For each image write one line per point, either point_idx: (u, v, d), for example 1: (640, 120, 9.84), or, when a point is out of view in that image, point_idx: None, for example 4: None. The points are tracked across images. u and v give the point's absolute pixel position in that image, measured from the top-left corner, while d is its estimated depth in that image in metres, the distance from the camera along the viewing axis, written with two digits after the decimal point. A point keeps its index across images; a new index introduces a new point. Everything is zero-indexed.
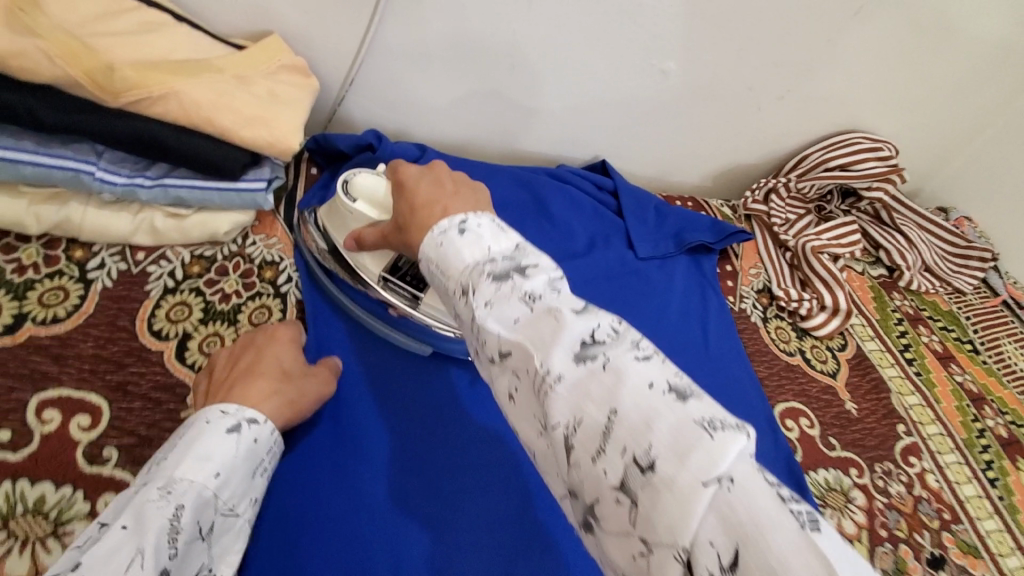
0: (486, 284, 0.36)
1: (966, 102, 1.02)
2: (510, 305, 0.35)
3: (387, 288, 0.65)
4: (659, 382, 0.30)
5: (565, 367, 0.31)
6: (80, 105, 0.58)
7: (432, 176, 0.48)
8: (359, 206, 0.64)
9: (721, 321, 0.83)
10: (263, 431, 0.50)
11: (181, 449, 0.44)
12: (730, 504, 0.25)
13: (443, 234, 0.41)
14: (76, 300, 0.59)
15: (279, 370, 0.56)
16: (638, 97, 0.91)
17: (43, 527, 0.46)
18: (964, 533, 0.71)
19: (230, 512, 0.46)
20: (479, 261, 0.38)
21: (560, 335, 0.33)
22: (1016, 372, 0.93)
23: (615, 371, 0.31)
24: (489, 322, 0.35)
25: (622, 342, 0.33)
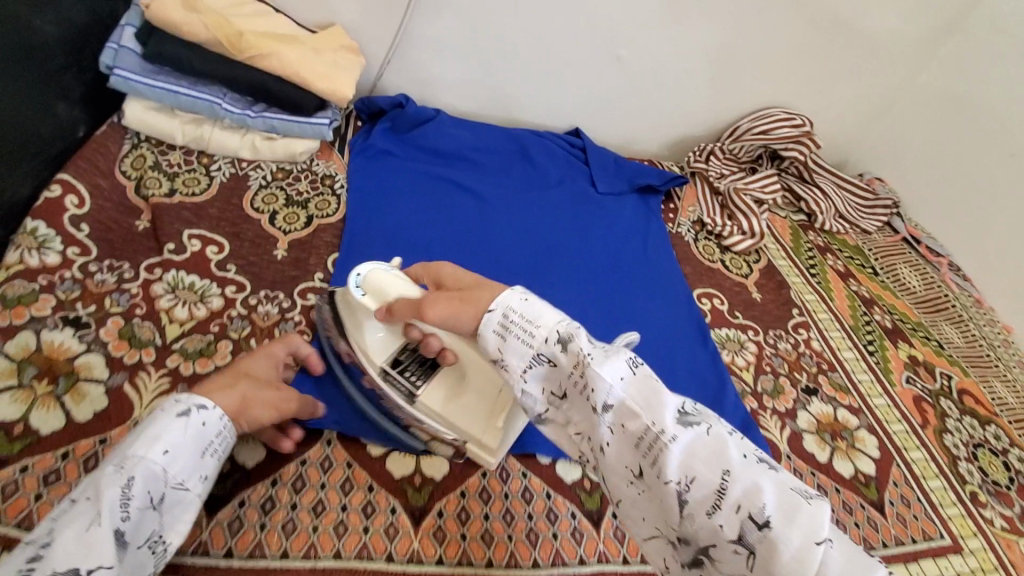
0: (583, 339, 0.48)
1: (867, 85, 1.29)
2: (619, 364, 0.46)
3: (387, 379, 0.69)
4: (750, 453, 0.44)
5: (678, 429, 0.44)
6: (217, 58, 0.89)
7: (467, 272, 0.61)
8: (366, 301, 0.66)
9: (659, 237, 1.09)
10: (213, 415, 0.56)
11: (137, 431, 0.52)
12: (832, 563, 0.38)
13: (521, 298, 0.51)
14: (206, 186, 0.89)
15: (244, 372, 0.64)
16: (602, 77, 1.21)
17: (194, 297, 0.74)
18: (838, 377, 0.92)
19: (180, 485, 0.52)
20: (562, 318, 0.50)
21: (666, 405, 0.45)
22: (910, 288, 1.15)
23: (717, 438, 0.44)
24: (603, 375, 0.45)
25: (708, 419, 0.46)
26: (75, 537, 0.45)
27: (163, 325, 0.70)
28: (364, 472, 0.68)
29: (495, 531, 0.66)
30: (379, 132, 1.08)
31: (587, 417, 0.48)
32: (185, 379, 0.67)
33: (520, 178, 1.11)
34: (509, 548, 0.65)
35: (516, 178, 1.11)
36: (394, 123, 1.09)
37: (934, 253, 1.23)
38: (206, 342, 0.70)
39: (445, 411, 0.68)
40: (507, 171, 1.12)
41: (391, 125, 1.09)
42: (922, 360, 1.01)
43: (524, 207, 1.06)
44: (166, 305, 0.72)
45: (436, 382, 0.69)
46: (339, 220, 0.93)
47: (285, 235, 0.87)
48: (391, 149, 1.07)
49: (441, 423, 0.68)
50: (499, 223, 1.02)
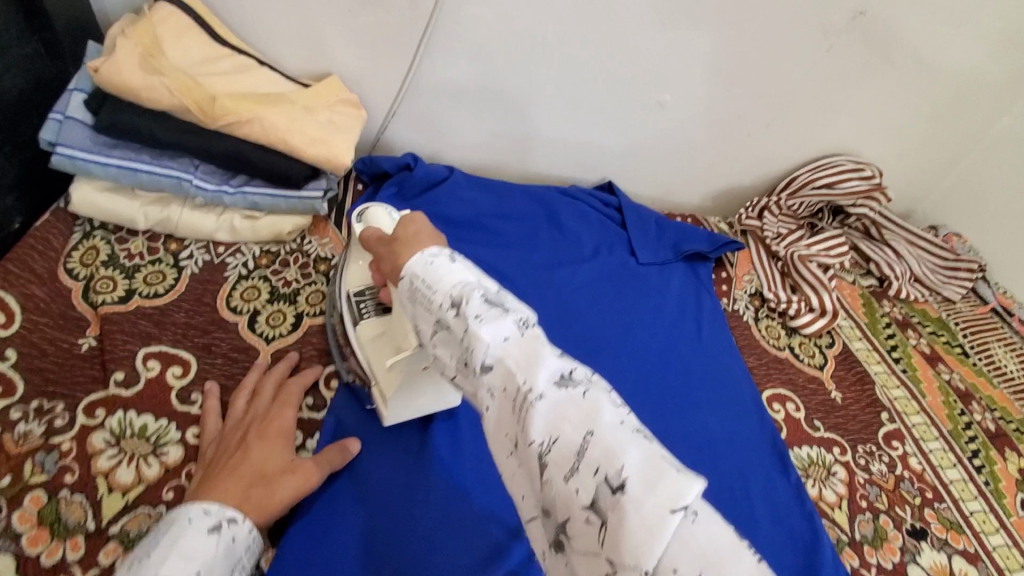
0: (477, 301, 0.43)
1: (945, 128, 1.12)
2: (504, 323, 0.42)
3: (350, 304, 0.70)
4: (628, 421, 0.38)
5: (548, 389, 0.39)
6: (185, 126, 0.74)
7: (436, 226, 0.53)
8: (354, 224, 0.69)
9: (714, 319, 0.92)
10: (243, 529, 0.50)
11: (163, 548, 0.46)
12: (686, 532, 0.33)
13: (428, 261, 0.47)
14: (171, 282, 0.73)
15: (256, 473, 0.54)
16: (640, 125, 1.05)
17: (146, 447, 0.58)
18: (947, 511, 0.76)
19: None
20: (466, 280, 0.45)
21: (544, 362, 0.40)
22: (1006, 373, 0.98)
23: (592, 402, 0.38)
24: (484, 336, 0.41)
25: (594, 384, 0.40)
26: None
27: (100, 497, 0.54)
28: None
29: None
30: (383, 200, 0.91)
31: (472, 383, 0.43)
32: None
33: (549, 250, 0.95)
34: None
35: (544, 252, 0.94)
36: (401, 189, 0.93)
37: None
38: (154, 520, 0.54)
39: (367, 346, 0.65)
40: (533, 242, 0.95)
41: (398, 190, 0.93)
42: None
43: (554, 292, 0.89)
44: (106, 465, 0.56)
45: (377, 320, 0.66)
46: None
47: (268, 343, 0.71)
48: None
49: (363, 357, 0.66)
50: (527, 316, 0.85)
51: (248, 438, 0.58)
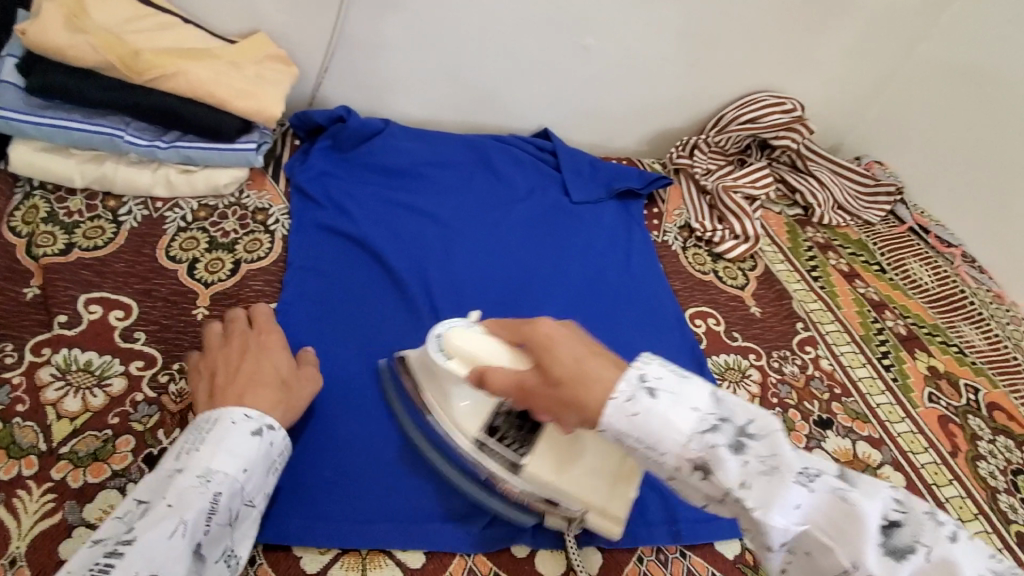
0: (731, 463, 0.40)
1: (863, 58, 1.17)
2: (787, 488, 0.39)
3: (483, 449, 0.62)
4: (984, 570, 0.37)
5: (881, 566, 0.37)
6: (113, 83, 0.77)
7: (578, 338, 0.47)
8: (457, 367, 0.59)
9: (644, 249, 0.98)
10: (279, 436, 0.56)
11: (212, 444, 0.51)
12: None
13: (626, 409, 0.42)
14: (111, 235, 0.76)
15: (277, 380, 0.60)
16: (570, 70, 1.08)
17: (91, 380, 0.62)
18: (854, 404, 0.82)
19: (249, 503, 0.52)
20: (704, 422, 0.41)
21: (862, 532, 0.38)
22: (921, 286, 1.04)
23: (942, 562, 0.37)
24: (777, 520, 0.39)
25: (913, 517, 0.39)
26: (160, 543, 0.44)
27: (50, 423, 0.58)
28: None
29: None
30: (318, 151, 0.95)
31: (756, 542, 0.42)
32: (72, 495, 0.55)
33: (485, 194, 0.99)
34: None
35: (479, 194, 0.99)
36: (336, 140, 0.96)
37: (944, 242, 1.11)
38: (100, 441, 0.58)
39: (553, 482, 0.59)
40: (468, 186, 0.99)
41: (333, 142, 0.96)
42: (943, 371, 0.89)
43: (488, 231, 0.94)
44: (54, 396, 0.60)
45: (539, 453, 0.60)
46: (273, 262, 0.80)
47: (206, 288, 0.74)
48: (333, 171, 0.94)
49: (545, 496, 0.60)
50: (462, 255, 0.89)
51: (250, 351, 0.62)
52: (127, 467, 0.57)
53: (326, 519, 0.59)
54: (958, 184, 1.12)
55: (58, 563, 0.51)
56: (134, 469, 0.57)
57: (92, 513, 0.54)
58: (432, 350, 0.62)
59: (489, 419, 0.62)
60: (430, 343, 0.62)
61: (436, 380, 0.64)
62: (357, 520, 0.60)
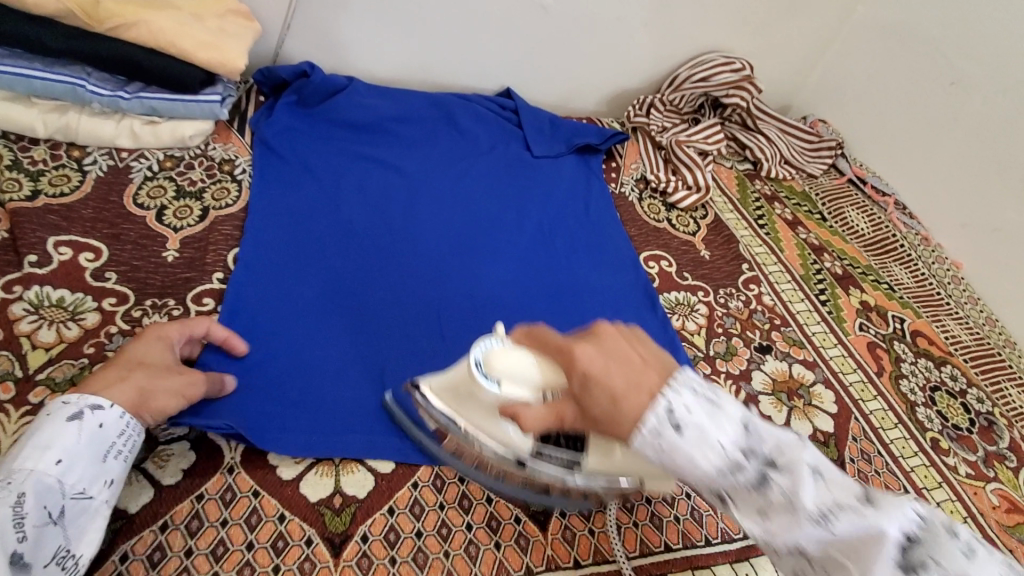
0: (756, 495, 0.40)
1: (808, 20, 1.23)
2: (800, 520, 0.39)
3: (541, 458, 0.58)
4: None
5: None
6: (72, 32, 0.77)
7: (614, 353, 0.48)
8: (507, 392, 0.54)
9: (602, 199, 1.03)
10: (110, 415, 0.52)
11: (18, 442, 0.48)
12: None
13: (669, 432, 0.42)
14: (77, 183, 0.77)
15: (137, 362, 0.58)
16: (530, 29, 1.12)
17: (64, 314, 0.64)
18: (792, 332, 0.89)
19: (81, 495, 0.49)
20: (733, 439, 0.41)
21: (883, 552, 0.38)
22: (858, 232, 1.12)
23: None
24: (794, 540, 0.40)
25: (931, 535, 0.39)
26: None
27: (26, 352, 0.61)
28: (275, 500, 0.58)
29: (450, 523, 0.60)
30: (283, 107, 0.96)
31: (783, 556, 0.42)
32: None
33: (449, 148, 1.02)
34: (488, 511, 0.61)
35: (444, 149, 1.02)
36: (300, 96, 0.98)
37: (881, 192, 1.19)
38: (77, 368, 0.61)
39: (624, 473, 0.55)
40: (433, 141, 1.02)
41: (298, 98, 0.98)
42: (874, 305, 0.97)
43: (453, 183, 0.97)
44: (28, 328, 0.62)
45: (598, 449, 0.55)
46: (241, 209, 0.82)
47: (175, 232, 0.76)
48: (298, 126, 0.96)
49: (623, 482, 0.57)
50: (428, 205, 0.93)
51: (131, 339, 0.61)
52: None
53: (295, 433, 0.63)
54: (889, 137, 1.20)
55: None
56: None
57: None
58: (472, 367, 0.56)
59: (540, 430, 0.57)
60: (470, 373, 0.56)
61: (477, 403, 0.57)
62: (338, 434, 0.64)
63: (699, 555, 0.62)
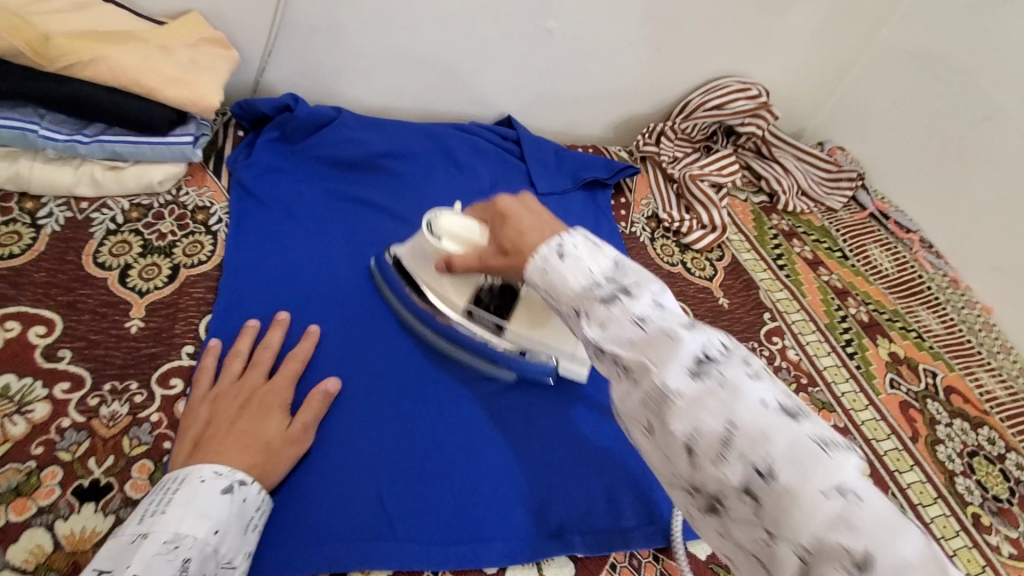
0: (597, 307, 0.45)
1: (826, 42, 1.16)
2: (623, 327, 0.43)
3: (471, 318, 0.72)
4: (771, 401, 0.38)
5: (682, 384, 0.39)
6: (21, 70, 0.68)
7: (531, 210, 0.57)
8: (444, 246, 0.69)
9: (611, 241, 0.95)
10: (252, 490, 0.53)
11: (180, 505, 0.48)
12: (857, 517, 0.33)
13: (551, 247, 0.50)
14: (29, 241, 0.68)
15: (260, 442, 0.57)
16: (532, 55, 1.04)
17: (8, 406, 0.56)
18: (820, 393, 0.82)
19: (228, 564, 0.50)
20: (599, 265, 0.48)
21: (674, 354, 0.40)
22: (881, 272, 1.05)
23: (732, 388, 0.38)
24: (611, 344, 0.43)
25: (732, 359, 0.40)
26: None
27: None
28: None
29: None
30: (265, 144, 0.88)
31: (610, 370, 0.45)
32: None
33: (447, 187, 0.94)
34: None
35: (442, 189, 0.94)
36: (283, 131, 0.89)
37: (904, 228, 1.12)
38: (23, 474, 0.53)
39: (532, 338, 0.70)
40: (430, 180, 0.94)
41: (281, 133, 0.89)
42: (903, 356, 0.91)
43: None
44: None
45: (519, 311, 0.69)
46: (217, 266, 0.74)
47: (141, 297, 0.68)
48: (281, 166, 0.87)
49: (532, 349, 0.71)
50: None
51: (255, 400, 0.60)
52: (55, 502, 0.52)
53: (275, 546, 0.55)
54: (911, 169, 1.13)
55: None
56: (63, 504, 0.52)
57: (15, 556, 0.49)
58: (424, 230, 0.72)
59: (474, 292, 0.72)
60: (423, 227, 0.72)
61: (427, 258, 0.73)
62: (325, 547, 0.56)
63: None
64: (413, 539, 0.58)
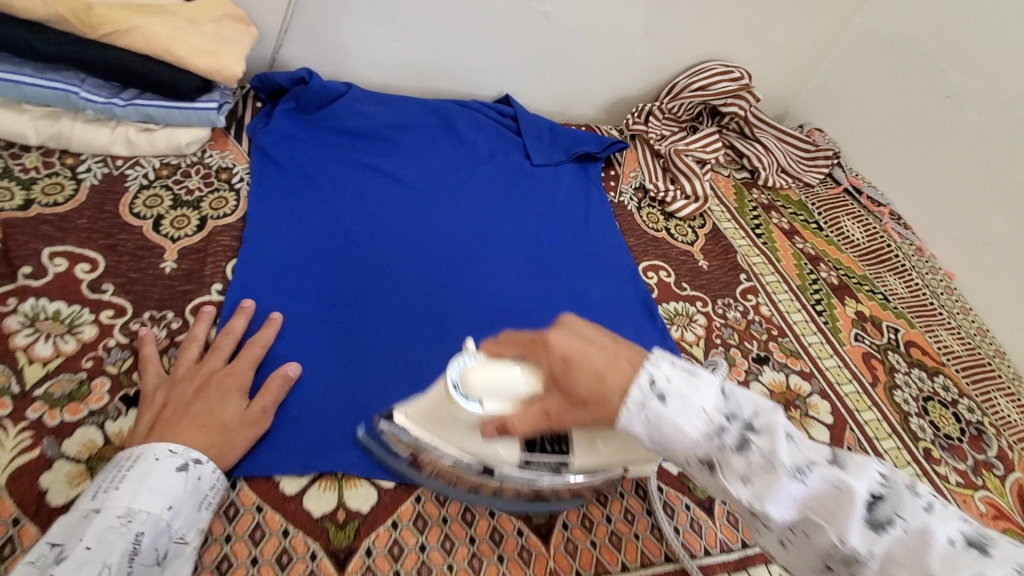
0: (733, 458, 0.43)
1: (804, 29, 1.24)
2: (782, 485, 0.41)
3: (529, 468, 0.57)
4: (955, 536, 0.38)
5: (863, 539, 0.39)
6: (65, 37, 0.76)
7: (591, 340, 0.49)
8: (488, 406, 0.52)
9: (601, 208, 1.03)
10: (207, 469, 0.55)
11: (134, 482, 0.50)
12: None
13: (649, 385, 0.45)
14: (71, 192, 0.76)
15: (216, 423, 0.58)
16: (528, 37, 1.11)
17: (60, 328, 0.63)
18: (788, 343, 0.90)
19: (181, 540, 0.51)
20: (708, 407, 0.44)
21: (848, 506, 0.40)
22: (853, 241, 1.13)
23: (919, 532, 0.39)
24: (772, 508, 0.41)
25: (898, 493, 0.41)
26: None
27: (21, 367, 0.60)
28: (278, 515, 0.58)
29: (454, 537, 0.60)
30: (282, 114, 0.96)
31: (754, 520, 0.44)
32: (50, 431, 0.57)
33: (448, 156, 1.02)
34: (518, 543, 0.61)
35: (443, 157, 1.01)
36: (298, 102, 0.97)
37: (875, 202, 1.20)
38: (76, 382, 0.60)
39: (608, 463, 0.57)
40: (433, 150, 1.02)
41: (296, 105, 0.97)
42: (869, 315, 0.98)
43: (454, 192, 0.97)
44: (24, 342, 0.61)
45: (584, 446, 0.56)
46: (239, 219, 0.81)
47: (173, 242, 0.75)
48: (296, 133, 0.95)
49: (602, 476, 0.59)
50: (427, 215, 0.92)
51: (212, 383, 0.61)
52: (105, 406, 0.60)
53: (295, 450, 0.62)
54: (882, 147, 1.21)
55: (39, 493, 0.53)
56: (112, 408, 0.60)
57: (71, 447, 0.56)
58: (449, 392, 0.54)
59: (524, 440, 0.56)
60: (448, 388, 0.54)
61: (458, 424, 0.56)
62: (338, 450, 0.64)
63: (700, 567, 0.63)
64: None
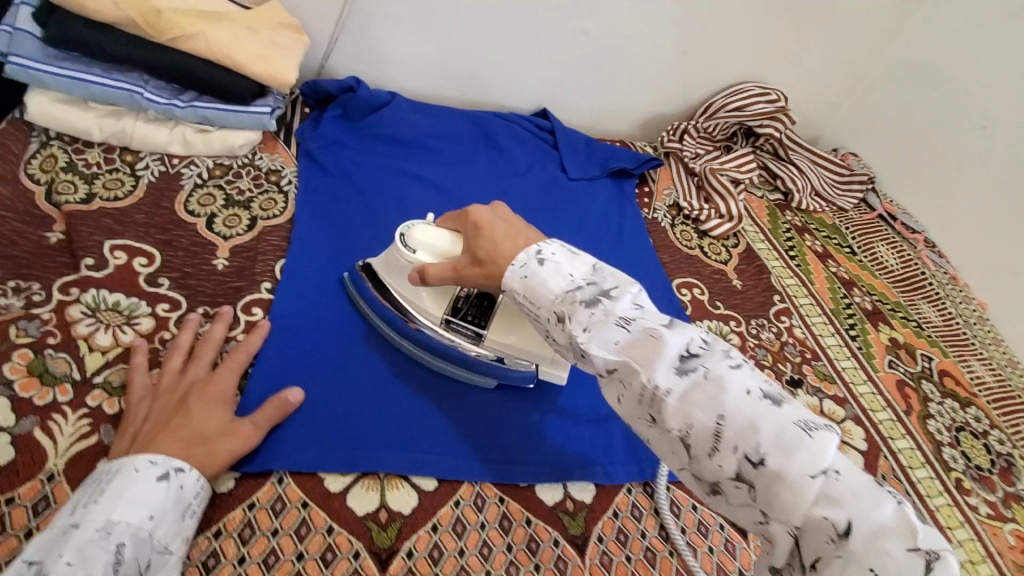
0: (580, 311, 0.49)
1: (842, 53, 1.24)
2: (608, 329, 0.48)
3: (448, 327, 0.72)
4: (754, 389, 0.43)
5: (671, 381, 0.45)
6: (132, 39, 0.79)
7: (502, 216, 0.60)
8: (419, 257, 0.69)
9: (635, 224, 1.04)
10: (190, 477, 0.54)
11: (112, 495, 0.49)
12: (836, 488, 0.39)
13: (536, 250, 0.54)
14: (129, 188, 0.79)
15: (194, 434, 0.57)
16: (568, 52, 1.13)
17: (119, 319, 0.66)
18: (822, 367, 0.90)
19: (164, 550, 0.50)
20: (570, 275, 0.52)
21: (661, 352, 0.46)
22: (887, 267, 1.12)
23: (716, 380, 0.44)
24: (594, 347, 0.48)
25: (713, 352, 0.46)
26: None
27: (82, 355, 0.62)
28: (324, 513, 0.59)
29: (491, 543, 0.61)
30: (329, 120, 0.98)
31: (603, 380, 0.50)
32: (108, 419, 0.59)
33: (487, 167, 1.04)
34: (554, 553, 0.61)
35: (482, 167, 1.03)
36: (345, 109, 1.00)
37: (910, 229, 1.20)
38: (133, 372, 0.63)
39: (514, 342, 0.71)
40: (473, 159, 1.04)
41: (343, 112, 1.00)
42: (903, 342, 0.98)
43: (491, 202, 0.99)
44: (85, 331, 0.64)
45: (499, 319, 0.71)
46: (287, 220, 0.84)
47: (224, 240, 0.77)
48: (343, 139, 0.97)
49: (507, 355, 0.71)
50: None
51: (188, 399, 0.59)
52: None
53: (340, 451, 0.63)
54: (917, 174, 1.21)
55: None
56: None
57: None
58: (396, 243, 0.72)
59: (451, 301, 0.73)
60: (397, 240, 0.71)
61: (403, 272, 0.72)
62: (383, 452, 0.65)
63: None
64: (454, 454, 0.66)
